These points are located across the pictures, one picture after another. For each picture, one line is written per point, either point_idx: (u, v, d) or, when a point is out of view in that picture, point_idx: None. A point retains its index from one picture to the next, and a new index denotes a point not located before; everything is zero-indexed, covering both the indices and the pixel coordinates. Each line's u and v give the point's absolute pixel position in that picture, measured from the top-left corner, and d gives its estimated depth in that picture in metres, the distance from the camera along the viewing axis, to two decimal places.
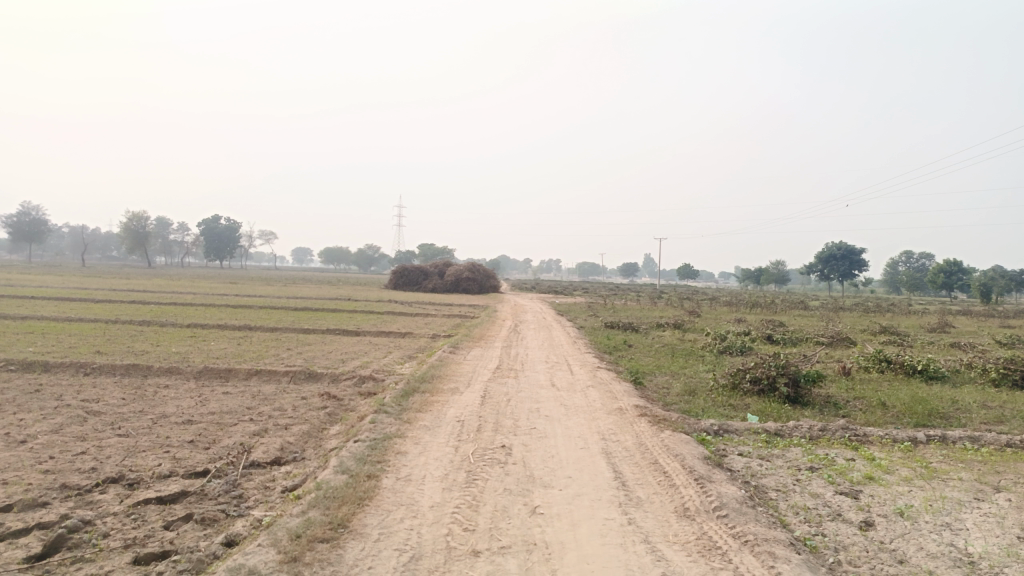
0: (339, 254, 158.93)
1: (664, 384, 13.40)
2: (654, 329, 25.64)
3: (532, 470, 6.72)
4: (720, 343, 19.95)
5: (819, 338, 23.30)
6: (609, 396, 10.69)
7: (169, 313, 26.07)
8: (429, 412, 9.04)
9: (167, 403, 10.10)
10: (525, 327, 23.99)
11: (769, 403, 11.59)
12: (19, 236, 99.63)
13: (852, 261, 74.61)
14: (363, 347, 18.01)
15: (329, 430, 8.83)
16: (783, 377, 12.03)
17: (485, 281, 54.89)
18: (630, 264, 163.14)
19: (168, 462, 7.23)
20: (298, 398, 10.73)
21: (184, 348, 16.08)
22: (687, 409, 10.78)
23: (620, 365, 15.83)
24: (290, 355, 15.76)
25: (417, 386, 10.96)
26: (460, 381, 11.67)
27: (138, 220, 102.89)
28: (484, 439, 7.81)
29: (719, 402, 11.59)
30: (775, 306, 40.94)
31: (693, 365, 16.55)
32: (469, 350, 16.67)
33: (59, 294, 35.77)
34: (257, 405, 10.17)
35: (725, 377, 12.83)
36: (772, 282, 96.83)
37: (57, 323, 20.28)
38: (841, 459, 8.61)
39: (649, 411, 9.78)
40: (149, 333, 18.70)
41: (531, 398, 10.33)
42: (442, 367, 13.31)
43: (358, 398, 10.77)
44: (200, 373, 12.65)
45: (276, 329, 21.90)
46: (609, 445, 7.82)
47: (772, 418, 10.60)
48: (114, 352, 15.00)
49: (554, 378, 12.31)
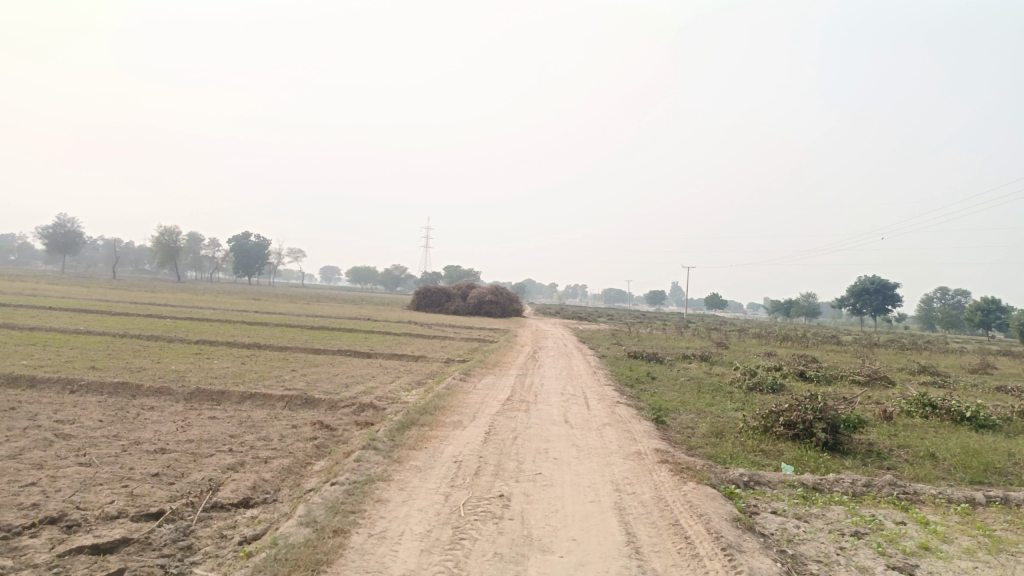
0: (366, 274, 159.33)
1: (689, 423, 12.37)
2: (680, 361, 24.52)
3: (530, 529, 5.76)
4: (750, 378, 18.83)
5: (856, 377, 22.01)
6: (626, 437, 9.70)
7: (181, 328, 25.57)
8: (424, 450, 8.11)
9: (146, 428, 9.32)
10: (544, 354, 23.02)
11: (804, 450, 10.48)
12: (55, 246, 101.15)
13: (885, 296, 72.51)
14: (372, 371, 17.20)
15: (312, 466, 7.97)
16: (820, 422, 10.94)
17: (509, 305, 54.16)
18: (657, 291, 161.43)
19: (122, 499, 6.41)
20: (288, 427, 9.89)
21: (184, 366, 15.38)
22: (712, 454, 9.76)
23: (641, 400, 14.81)
24: (293, 377, 14.95)
25: (416, 417, 10.07)
26: (465, 413, 10.75)
27: (169, 234, 103.99)
28: (480, 486, 6.89)
29: (748, 447, 10.54)
30: (806, 340, 39.50)
31: (720, 402, 15.48)
32: (481, 378, 15.74)
33: (78, 305, 35.57)
34: (241, 433, 9.34)
35: (756, 419, 11.76)
36: (802, 315, 94.68)
37: (63, 336, 19.74)
38: (891, 522, 7.51)
39: (671, 456, 8.78)
40: (153, 349, 18.06)
41: (540, 437, 9.38)
42: (449, 396, 12.40)
43: (351, 429, 9.91)
44: (190, 394, 11.89)
45: (285, 348, 21.19)
46: (623, 498, 6.83)
47: (808, 468, 9.52)
48: (109, 369, 14.34)
49: (568, 414, 11.35)
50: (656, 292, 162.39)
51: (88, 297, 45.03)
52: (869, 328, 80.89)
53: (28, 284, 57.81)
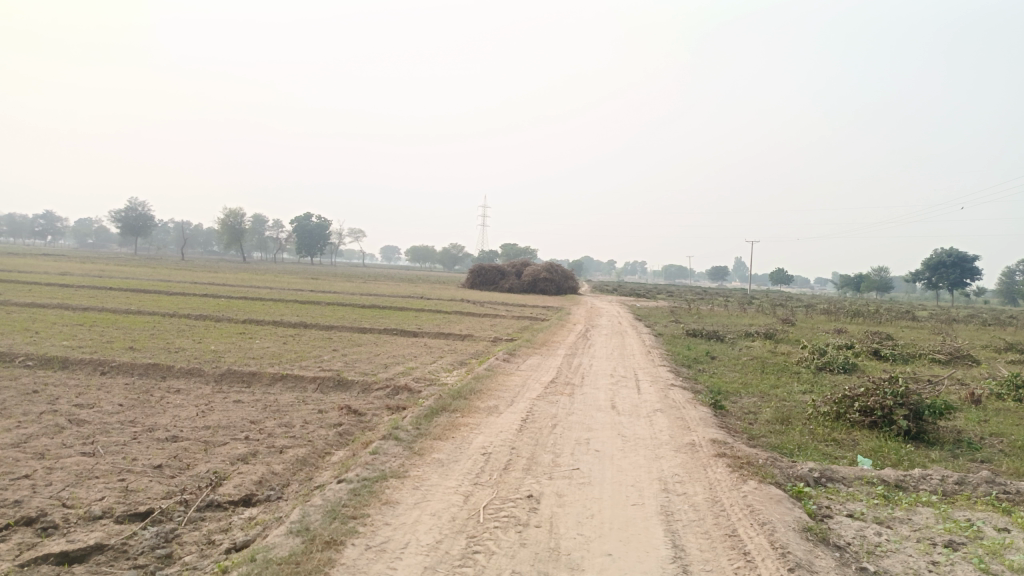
0: (425, 253, 160.06)
1: (751, 408, 11.29)
2: (742, 339, 23.22)
3: (558, 540, 4.91)
4: (818, 358, 17.48)
5: (936, 356, 20.31)
6: (679, 425, 8.73)
7: (231, 307, 25.53)
8: (450, 441, 7.33)
9: (164, 413, 8.83)
10: (597, 333, 22.04)
11: (884, 440, 9.31)
12: (128, 229, 104.43)
13: (963, 269, 68.69)
14: (415, 350, 16.59)
15: (329, 457, 7.30)
16: (901, 408, 9.70)
17: (564, 283, 53.21)
18: (720, 267, 157.35)
19: (114, 496, 5.86)
20: (313, 411, 9.27)
21: (223, 347, 15.05)
22: (777, 445, 8.71)
23: (699, 382, 13.74)
24: (331, 358, 14.42)
25: (449, 402, 9.31)
26: (503, 398, 9.95)
27: (234, 216, 106.18)
28: (508, 484, 6.08)
29: (818, 437, 9.45)
30: (878, 316, 37.26)
31: (786, 384, 14.29)
32: (527, 359, 14.94)
33: (139, 286, 36.24)
34: (262, 419, 8.76)
35: (828, 405, 10.60)
36: (874, 290, 90.78)
37: (112, 316, 19.78)
38: (992, 529, 6.35)
39: (729, 448, 7.78)
40: (197, 329, 17.87)
41: (583, 425, 8.50)
42: (488, 378, 11.63)
43: (381, 413, 9.22)
44: (221, 376, 11.44)
45: (331, 327, 20.78)
46: (671, 501, 5.90)
47: (888, 461, 8.39)
48: (147, 350, 14.09)
49: (616, 398, 10.44)
50: (718, 268, 158.55)
51: (150, 278, 45.99)
52: (946, 302, 76.70)
53: (98, 266, 59.60)
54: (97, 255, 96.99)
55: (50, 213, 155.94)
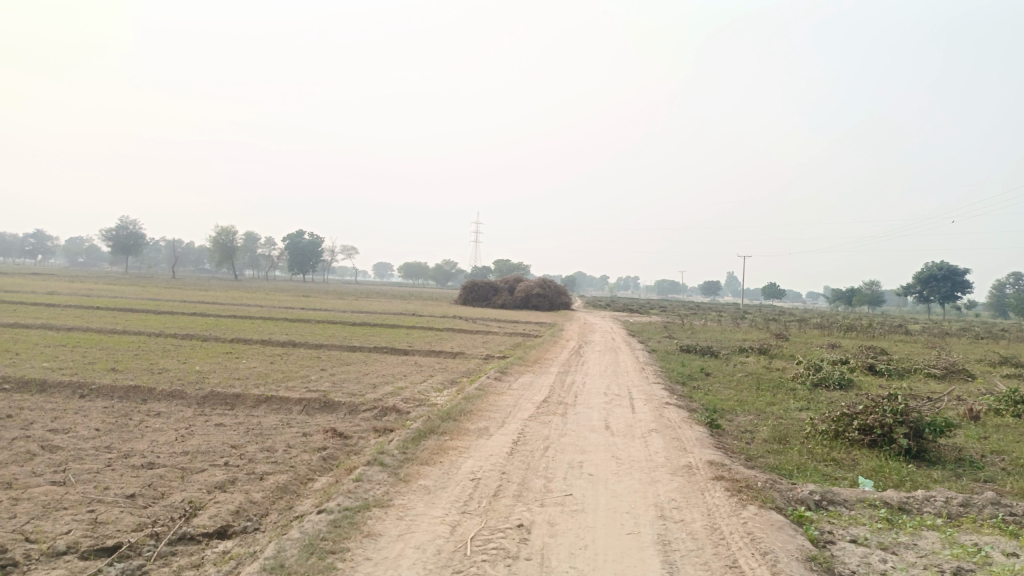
0: (418, 270, 159.69)
1: (747, 427, 11.04)
2: (737, 355, 23.00)
3: (550, 574, 4.64)
4: (814, 373, 17.26)
5: (932, 371, 20.13)
6: (675, 446, 8.47)
7: (220, 326, 25.18)
8: (438, 466, 7.05)
9: (141, 438, 8.51)
10: (589, 350, 21.79)
11: (884, 459, 9.08)
12: (118, 248, 103.79)
13: (954, 282, 68.84)
14: (405, 369, 16.29)
15: (311, 484, 7.01)
16: (901, 426, 9.47)
17: (557, 298, 53.00)
18: (712, 282, 157.62)
19: (82, 529, 5.55)
20: (297, 434, 8.98)
21: (208, 367, 14.72)
22: (776, 466, 8.47)
23: (694, 399, 13.50)
24: (319, 378, 14.11)
25: (438, 424, 9.03)
26: (494, 419, 9.68)
27: (226, 234, 105.79)
28: (498, 512, 5.81)
29: (817, 456, 9.22)
30: (872, 330, 37.13)
31: (782, 401, 14.05)
32: (519, 377, 14.66)
33: (127, 305, 35.82)
34: (244, 443, 8.45)
35: (826, 423, 10.37)
36: (866, 304, 90.91)
37: (96, 336, 19.41)
38: (1001, 553, 6.10)
39: (727, 470, 7.52)
40: (183, 349, 17.53)
41: (576, 447, 8.23)
42: (479, 398, 11.35)
43: (368, 436, 8.93)
44: (203, 398, 11.13)
45: (320, 346, 20.45)
46: (668, 529, 5.64)
47: (890, 482, 8.16)
48: (129, 371, 13.75)
49: (610, 418, 10.18)
50: (710, 283, 158.78)
51: (138, 296, 45.52)
52: (938, 316, 76.79)
53: (86, 285, 59.02)
54: (86, 274, 96.24)
55: (39, 232, 155.04)
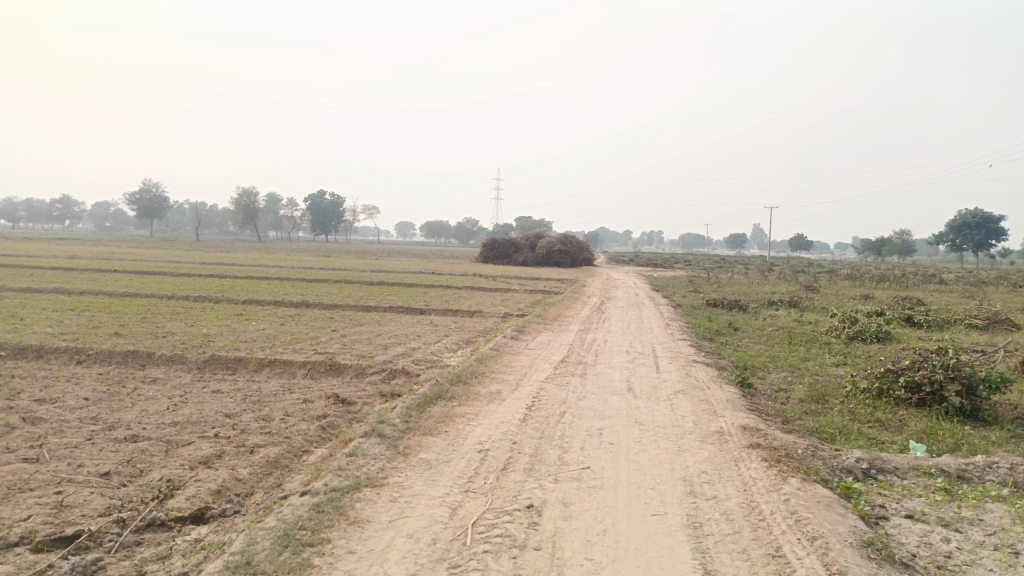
0: (440, 227, 158.83)
1: (782, 386, 10.28)
2: (766, 308, 22.11)
3: (562, 568, 3.96)
4: (848, 327, 16.35)
5: (973, 322, 19.09)
6: (705, 410, 7.74)
7: (235, 287, 24.75)
8: (443, 436, 6.39)
9: (131, 409, 7.97)
10: (612, 305, 21.01)
11: (934, 419, 8.28)
12: (143, 212, 104.12)
13: (988, 230, 66.58)
14: (419, 328, 15.68)
15: (305, 457, 6.40)
16: (953, 384, 8.63)
17: (579, 254, 52.13)
18: (738, 235, 154.80)
19: (41, 514, 5.00)
20: (297, 401, 8.38)
21: (215, 330, 14.21)
22: (816, 429, 7.74)
23: (723, 356, 12.74)
24: (328, 339, 13.53)
25: (447, 389, 8.37)
26: (508, 382, 9.00)
27: (248, 196, 105.76)
28: (505, 491, 5.14)
29: (860, 418, 8.46)
30: (905, 280, 35.81)
31: (816, 356, 13.23)
32: (537, 335, 13.98)
33: (145, 268, 35.52)
34: (238, 412, 7.87)
35: (868, 381, 9.56)
36: (897, 254, 88.64)
37: (106, 300, 19.01)
38: None
39: (763, 437, 6.78)
40: (192, 311, 17.07)
41: (596, 412, 7.54)
42: (494, 359, 10.69)
43: (372, 402, 8.31)
44: (204, 362, 10.60)
45: (335, 306, 19.92)
46: (700, 508, 4.94)
47: (944, 445, 7.37)
48: (133, 335, 13.28)
49: (634, 378, 9.46)
50: (734, 237, 156.41)
51: (159, 259, 45.18)
52: (971, 265, 74.52)
53: (108, 248, 59.27)
54: (114, 238, 96.74)
55: (66, 198, 156.67)
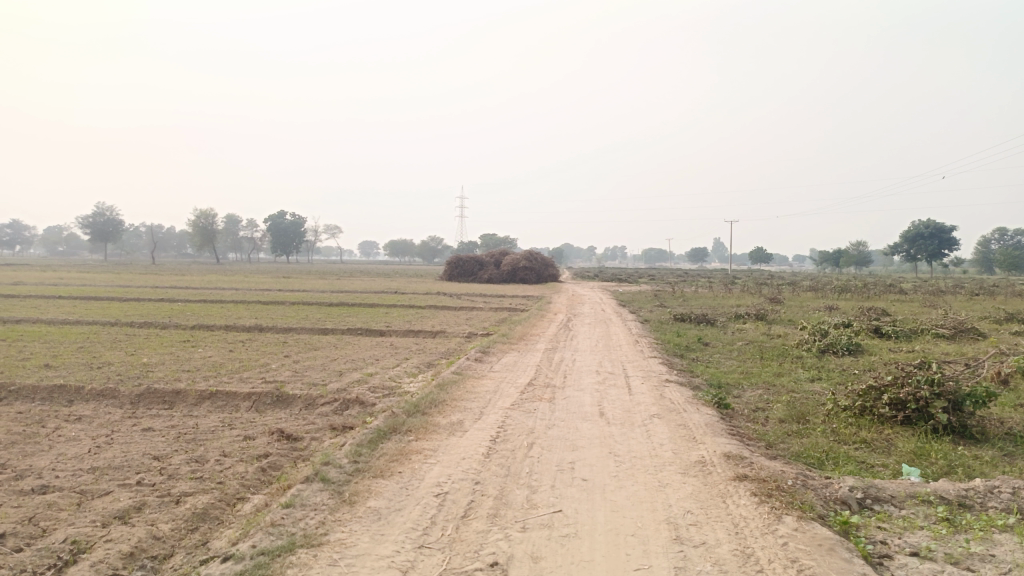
0: (404, 247, 157.92)
1: (759, 405, 9.78)
2: (734, 322, 21.77)
3: None
4: (819, 339, 16.00)
5: (940, 332, 18.96)
6: (684, 437, 7.15)
7: (186, 312, 23.62)
8: (396, 478, 5.68)
9: (47, 453, 7.09)
10: (579, 323, 20.45)
11: (923, 439, 7.80)
12: (96, 235, 101.14)
13: (941, 240, 67.88)
14: (378, 352, 14.90)
15: (240, 507, 5.63)
16: (939, 400, 8.18)
17: (544, 270, 51.69)
18: (699, 248, 156.40)
19: None
20: (237, 439, 7.58)
21: (157, 359, 13.25)
22: (802, 454, 7.20)
23: (695, 374, 12.24)
24: (280, 366, 12.68)
25: (404, 420, 7.66)
26: (471, 410, 8.32)
27: (206, 217, 103.37)
28: (466, 545, 4.45)
29: (845, 439, 7.96)
30: (867, 290, 36.00)
31: (790, 371, 12.79)
32: (502, 357, 13.33)
33: (93, 293, 34.01)
34: (169, 454, 7.05)
35: (850, 399, 9.10)
36: (855, 265, 90.09)
37: (43, 328, 17.82)
38: None
39: (749, 466, 6.21)
40: (136, 339, 16.05)
41: (567, 443, 6.89)
42: (456, 384, 9.99)
43: (321, 438, 7.55)
44: (138, 396, 9.71)
45: (290, 330, 19.00)
46: (688, 560, 4.30)
47: (938, 468, 6.88)
48: (65, 367, 12.29)
49: (605, 402, 8.85)
50: (696, 251, 158.14)
51: (110, 283, 43.30)
52: (925, 275, 76.01)
53: (57, 273, 57.07)
54: (60, 262, 93.44)
55: (15, 223, 152.04)
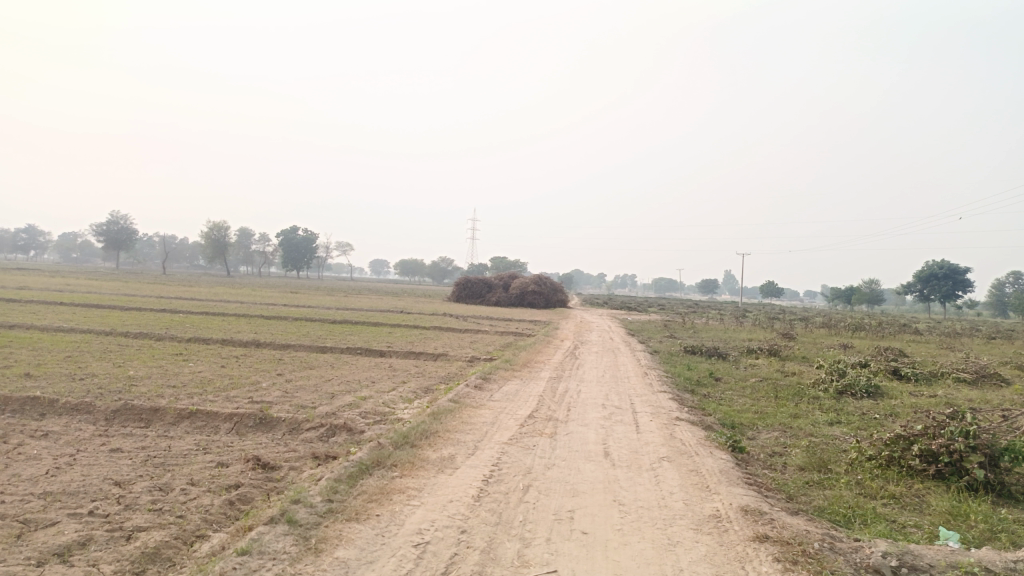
0: (414, 267, 157.86)
1: (775, 449, 9.11)
2: (746, 357, 21.02)
3: None
4: (837, 379, 15.26)
5: (961, 376, 18.16)
6: (697, 486, 6.48)
7: (185, 324, 23.05)
8: (373, 523, 5.06)
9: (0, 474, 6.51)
10: (585, 351, 19.76)
11: (958, 498, 7.10)
12: (108, 242, 101.26)
13: (955, 281, 66.79)
14: (375, 374, 14.28)
15: (195, 547, 5.01)
16: (976, 454, 7.49)
17: (553, 295, 50.99)
18: (710, 280, 155.52)
19: None
20: (210, 466, 6.97)
21: (143, 373, 12.67)
22: (825, 509, 6.52)
23: (707, 412, 11.55)
24: (270, 385, 12.08)
25: (391, 453, 7.03)
26: (465, 444, 7.68)
27: (219, 230, 103.13)
28: None
29: (872, 493, 7.28)
30: (881, 329, 35.09)
31: (807, 413, 12.06)
32: (503, 385, 12.68)
33: (96, 301, 33.56)
34: (132, 481, 6.45)
35: (877, 449, 8.41)
36: (867, 303, 88.97)
37: (35, 335, 17.30)
38: None
39: (770, 524, 5.53)
40: (127, 350, 15.48)
41: (568, 487, 6.24)
42: (452, 414, 9.35)
43: (299, 469, 6.93)
44: (113, 412, 9.12)
45: (288, 347, 18.40)
46: None
47: (980, 533, 6.18)
48: (46, 377, 11.72)
49: (611, 441, 8.19)
50: (706, 283, 157.46)
51: (116, 292, 42.94)
52: (938, 315, 74.81)
53: (64, 279, 56.72)
54: (71, 269, 93.45)
55: (30, 228, 153.25)
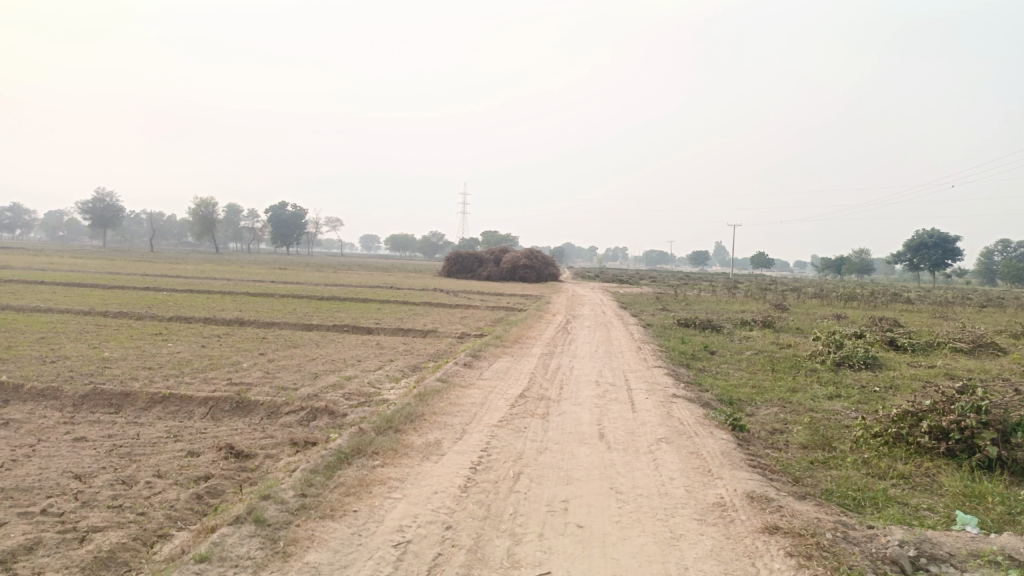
0: (405, 242, 156.90)
1: (777, 427, 8.74)
2: (740, 329, 20.66)
3: None
4: (834, 351, 14.90)
5: (959, 346, 17.87)
6: (699, 470, 6.09)
7: (167, 303, 22.47)
8: (350, 520, 4.63)
9: None
10: (578, 326, 19.34)
11: (971, 477, 6.75)
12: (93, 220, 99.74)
13: (945, 250, 66.61)
14: (361, 352, 13.83)
15: (154, 550, 4.56)
16: (988, 430, 7.13)
17: (544, 268, 50.48)
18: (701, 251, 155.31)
19: None
20: (179, 456, 6.52)
21: (119, 354, 12.17)
22: (833, 493, 6.15)
23: (703, 388, 11.18)
24: (251, 366, 11.61)
25: (373, 439, 6.60)
26: (452, 428, 7.25)
27: (206, 207, 101.51)
28: None
29: (880, 473, 6.91)
30: (874, 299, 34.85)
31: (806, 387, 11.72)
32: (494, 362, 12.26)
33: (78, 280, 32.82)
34: (94, 474, 6.00)
35: (883, 426, 8.04)
36: (858, 273, 88.92)
37: (10, 316, 16.73)
38: None
39: (779, 513, 5.14)
40: (103, 331, 14.95)
41: (562, 474, 5.84)
42: (439, 394, 8.93)
43: (274, 458, 6.50)
44: (82, 398, 8.64)
45: (273, 325, 17.88)
46: None
47: (996, 515, 5.83)
48: (15, 361, 11.20)
49: (605, 421, 7.79)
50: (697, 255, 157.28)
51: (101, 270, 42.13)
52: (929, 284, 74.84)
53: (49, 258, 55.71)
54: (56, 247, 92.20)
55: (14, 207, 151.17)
